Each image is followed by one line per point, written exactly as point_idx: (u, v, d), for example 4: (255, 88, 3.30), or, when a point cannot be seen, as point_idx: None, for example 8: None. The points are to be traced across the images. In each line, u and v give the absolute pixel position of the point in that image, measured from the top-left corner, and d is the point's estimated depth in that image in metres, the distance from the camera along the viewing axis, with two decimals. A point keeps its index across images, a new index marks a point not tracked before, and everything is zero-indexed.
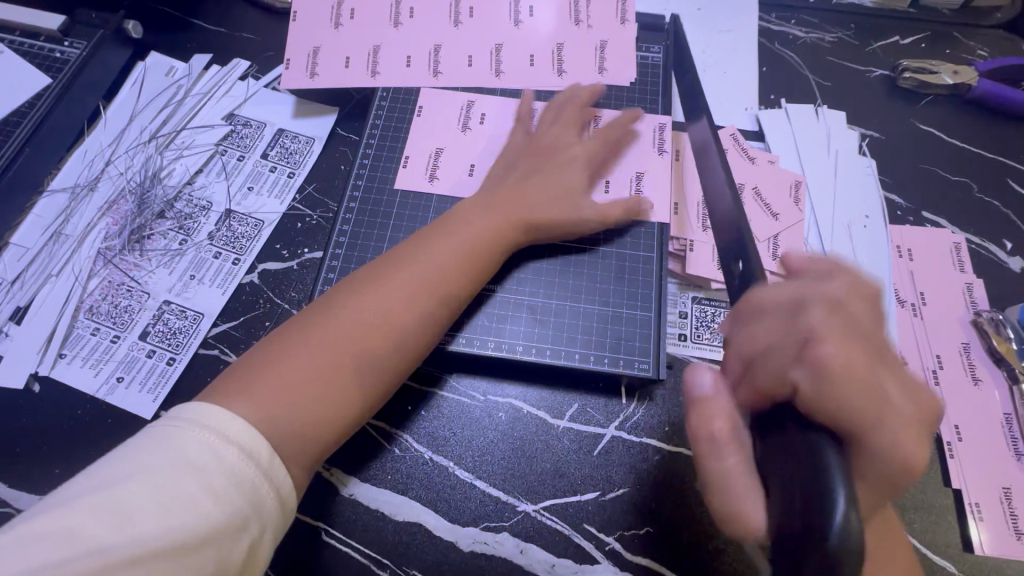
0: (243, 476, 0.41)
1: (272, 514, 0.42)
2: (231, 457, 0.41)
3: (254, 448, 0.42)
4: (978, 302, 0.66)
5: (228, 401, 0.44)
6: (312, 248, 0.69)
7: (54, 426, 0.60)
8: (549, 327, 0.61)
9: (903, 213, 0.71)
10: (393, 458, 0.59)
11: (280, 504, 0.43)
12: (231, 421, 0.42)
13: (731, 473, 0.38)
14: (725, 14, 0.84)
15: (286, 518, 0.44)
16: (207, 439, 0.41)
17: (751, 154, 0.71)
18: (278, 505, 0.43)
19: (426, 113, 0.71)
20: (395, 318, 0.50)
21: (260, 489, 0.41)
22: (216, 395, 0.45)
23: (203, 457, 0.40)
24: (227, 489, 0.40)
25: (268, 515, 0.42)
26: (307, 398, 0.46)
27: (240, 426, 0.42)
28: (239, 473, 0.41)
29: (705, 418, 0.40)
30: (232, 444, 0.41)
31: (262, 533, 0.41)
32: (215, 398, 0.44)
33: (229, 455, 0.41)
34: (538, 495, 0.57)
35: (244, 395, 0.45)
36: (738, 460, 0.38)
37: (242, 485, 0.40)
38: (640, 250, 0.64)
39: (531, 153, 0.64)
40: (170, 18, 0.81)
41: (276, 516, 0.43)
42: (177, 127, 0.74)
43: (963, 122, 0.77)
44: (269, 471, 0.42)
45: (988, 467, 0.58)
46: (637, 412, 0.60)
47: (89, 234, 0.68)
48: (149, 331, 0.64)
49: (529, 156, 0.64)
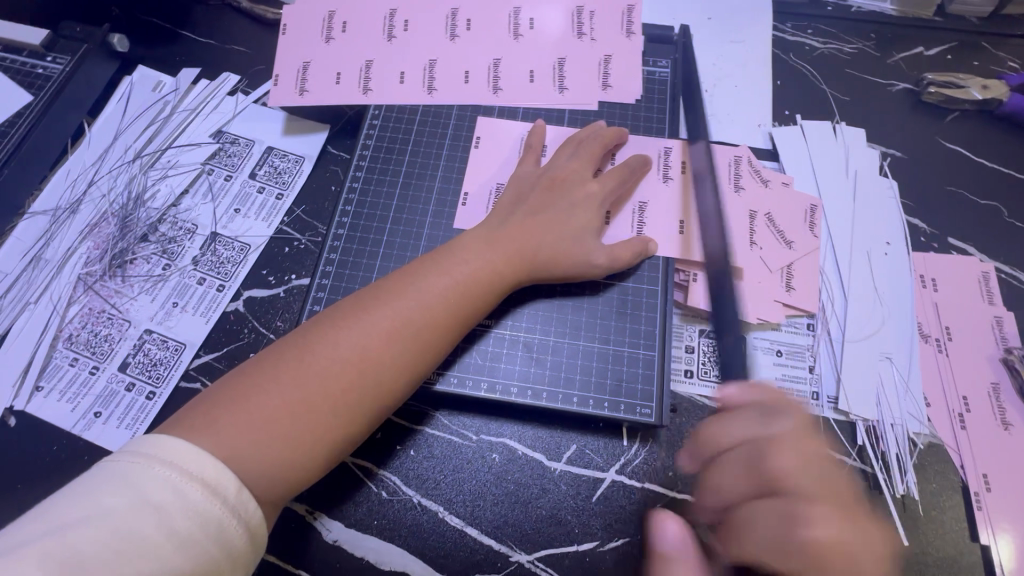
0: (208, 515, 0.38)
1: (242, 553, 0.40)
2: (194, 496, 0.38)
3: (220, 485, 0.39)
4: (1009, 337, 0.61)
5: (192, 438, 0.41)
6: (300, 274, 0.65)
7: (28, 464, 0.57)
8: (546, 365, 0.57)
9: (927, 240, 0.66)
10: (380, 501, 0.56)
11: (251, 540, 0.40)
12: (195, 455, 0.39)
13: None
14: (737, 24, 0.79)
15: (253, 554, 0.41)
16: (167, 476, 0.38)
17: (765, 177, 0.67)
18: (248, 540, 0.40)
19: (486, 144, 0.67)
20: (375, 356, 0.47)
21: (226, 527, 0.38)
22: (183, 428, 0.42)
23: (163, 496, 0.37)
24: (190, 530, 0.37)
25: (237, 553, 0.39)
26: (275, 440, 0.43)
27: (202, 463, 0.39)
28: (203, 511, 0.38)
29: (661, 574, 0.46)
30: (195, 481, 0.38)
31: (231, 570, 0.39)
32: (182, 433, 0.41)
33: (191, 492, 0.38)
34: (532, 543, 0.54)
35: (211, 431, 0.42)
36: None
37: (206, 524, 0.38)
38: (644, 283, 0.60)
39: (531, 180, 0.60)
40: (158, 30, 0.79)
41: (245, 553, 0.40)
42: (162, 145, 0.72)
43: (993, 139, 0.72)
44: (237, 506, 0.39)
45: (1019, 520, 0.54)
46: (639, 455, 0.57)
47: (69, 259, 0.66)
48: (129, 362, 0.61)
49: (544, 190, 0.59)
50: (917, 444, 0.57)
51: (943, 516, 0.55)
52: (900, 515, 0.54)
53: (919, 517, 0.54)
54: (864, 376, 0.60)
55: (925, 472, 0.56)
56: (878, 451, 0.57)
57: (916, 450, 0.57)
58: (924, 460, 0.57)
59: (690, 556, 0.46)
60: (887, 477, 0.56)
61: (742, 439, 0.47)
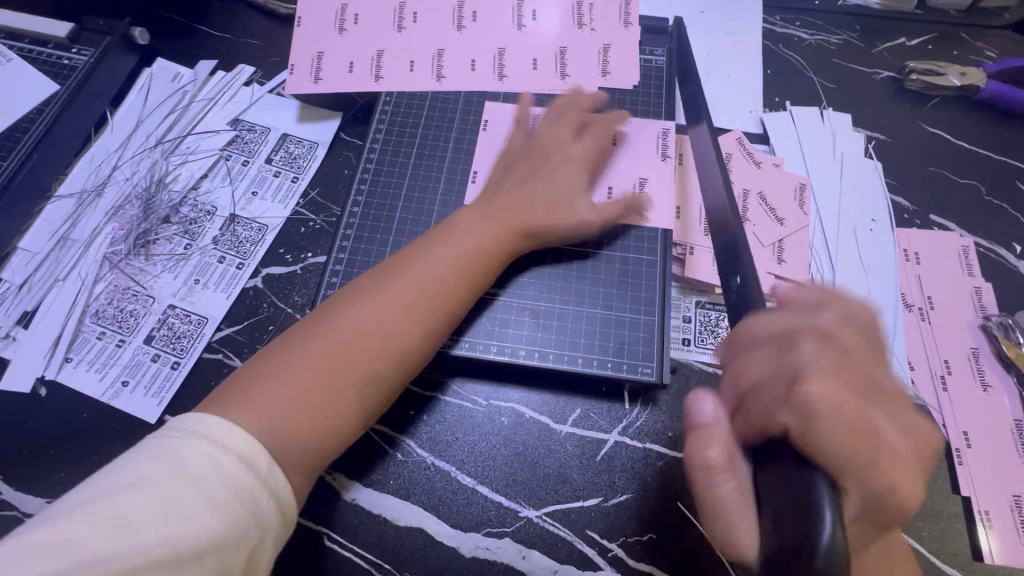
0: (243, 485, 0.41)
1: (272, 524, 0.42)
2: (230, 467, 0.41)
3: (253, 458, 0.42)
4: (987, 306, 0.65)
5: (226, 414, 0.44)
6: (315, 252, 0.69)
7: (60, 430, 0.60)
8: (552, 332, 0.61)
9: (910, 217, 0.70)
10: (396, 462, 0.59)
11: (281, 514, 0.43)
12: (231, 430, 0.42)
13: (727, 499, 0.40)
14: (729, 16, 0.83)
15: (284, 530, 0.44)
16: (206, 449, 0.41)
17: (756, 159, 0.71)
18: (279, 515, 0.43)
19: (493, 128, 0.70)
20: (391, 326, 0.50)
21: (258, 498, 0.41)
22: (217, 405, 0.45)
23: (202, 466, 0.40)
24: (227, 499, 0.40)
25: (269, 526, 0.42)
26: (306, 411, 0.46)
27: (236, 437, 0.42)
28: (239, 483, 0.41)
29: (698, 447, 0.41)
30: (231, 454, 0.41)
31: (262, 539, 0.41)
32: (217, 409, 0.44)
33: (227, 464, 0.41)
34: (540, 500, 0.57)
35: (246, 406, 0.45)
36: (732, 486, 0.40)
37: (241, 494, 0.40)
38: (644, 255, 0.63)
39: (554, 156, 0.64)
40: (176, 24, 0.82)
41: (276, 527, 0.42)
42: (182, 132, 0.75)
43: (972, 123, 0.76)
44: (268, 480, 0.42)
45: (998, 474, 0.57)
46: (641, 417, 0.60)
47: (95, 238, 0.69)
48: (154, 335, 0.64)
49: (527, 160, 0.63)
50: None
51: (926, 471, 0.58)
52: None
53: None
54: None
55: None
56: None
57: None
58: None
59: (729, 435, 0.41)
60: None
61: (778, 329, 0.44)
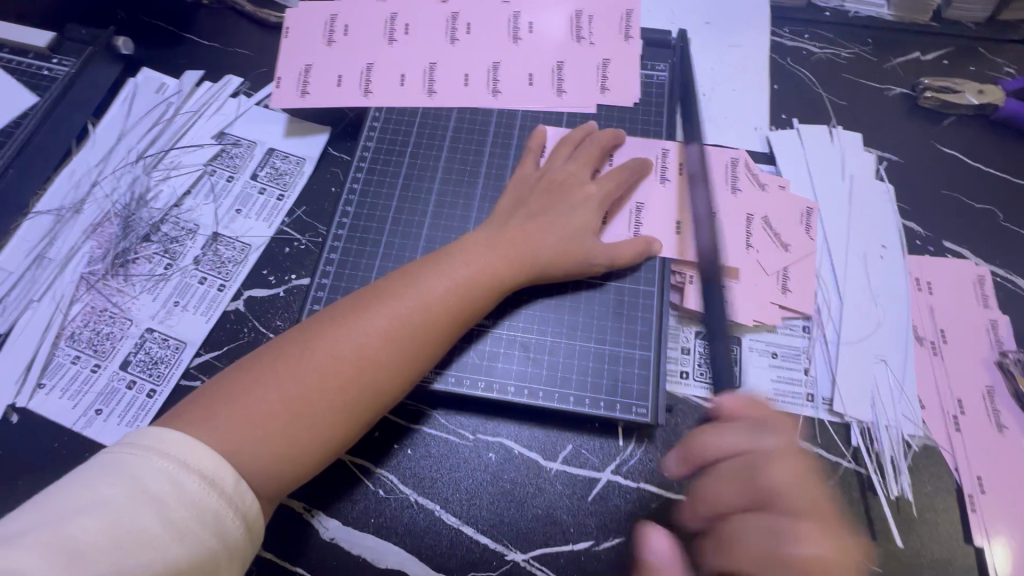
0: (206, 506, 0.38)
1: (238, 542, 0.40)
2: (192, 486, 0.38)
3: (218, 478, 0.40)
4: (1004, 340, 0.61)
5: (191, 432, 0.42)
6: (299, 274, 0.66)
7: (30, 460, 0.58)
8: (543, 366, 0.58)
9: (922, 243, 0.67)
10: (377, 499, 0.56)
11: (248, 533, 0.41)
12: (192, 446, 0.40)
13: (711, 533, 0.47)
14: (735, 28, 0.80)
15: (249, 548, 0.42)
16: (167, 467, 0.39)
17: (762, 181, 0.68)
18: (245, 533, 0.41)
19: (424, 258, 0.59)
20: (372, 354, 0.48)
21: (223, 518, 0.39)
22: (182, 423, 0.43)
23: (162, 487, 0.38)
24: (188, 520, 0.37)
25: (234, 546, 0.40)
26: (270, 437, 0.43)
27: (202, 456, 0.40)
28: (201, 502, 0.38)
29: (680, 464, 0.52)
30: (193, 473, 0.39)
31: (228, 559, 0.39)
32: (180, 427, 0.42)
33: (189, 483, 0.39)
34: (528, 543, 0.54)
35: (209, 425, 0.42)
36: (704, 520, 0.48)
37: (204, 515, 0.38)
38: (641, 283, 0.60)
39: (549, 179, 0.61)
40: (163, 33, 0.80)
41: (243, 546, 0.40)
42: (165, 146, 0.73)
43: (988, 143, 0.72)
44: (233, 498, 0.40)
45: (1013, 523, 0.54)
46: (634, 456, 0.57)
47: (73, 257, 0.67)
48: (130, 360, 0.62)
49: (543, 192, 0.60)
50: (911, 445, 0.57)
51: (937, 518, 0.55)
52: (894, 516, 0.55)
53: (913, 518, 0.55)
54: (859, 379, 0.60)
55: (919, 474, 0.56)
56: (873, 453, 0.57)
57: (911, 451, 0.57)
58: (918, 462, 0.57)
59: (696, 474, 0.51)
60: (882, 478, 0.56)
61: None
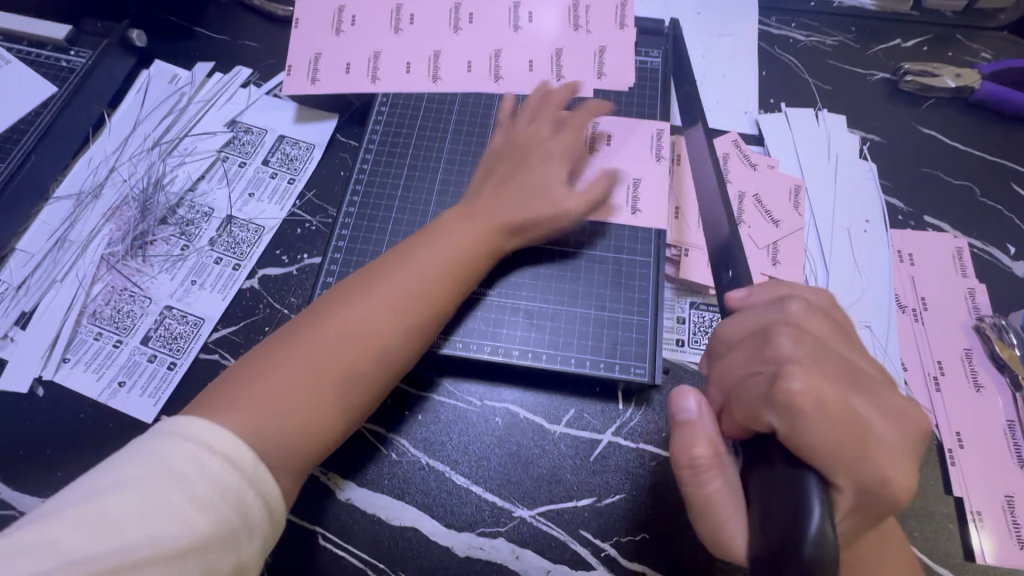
0: (228, 485, 0.41)
1: (259, 520, 0.42)
2: (214, 467, 0.41)
3: (239, 458, 0.42)
4: (981, 307, 0.65)
5: (216, 415, 0.44)
6: (311, 253, 0.69)
7: (58, 430, 0.60)
8: (546, 332, 0.61)
9: (904, 218, 0.70)
10: (391, 462, 0.59)
11: (268, 513, 0.43)
12: (214, 431, 0.42)
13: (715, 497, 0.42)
14: (725, 18, 0.83)
15: (273, 525, 0.44)
16: (190, 449, 0.41)
17: (752, 161, 0.71)
18: (266, 511, 0.43)
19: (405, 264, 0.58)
20: (375, 327, 0.51)
21: (245, 496, 0.41)
22: (209, 405, 0.46)
23: (186, 468, 0.40)
24: (212, 498, 0.40)
25: (256, 522, 0.42)
26: (291, 411, 0.47)
27: (222, 437, 0.42)
28: (223, 482, 0.41)
29: (685, 446, 0.43)
30: (215, 454, 0.41)
31: (251, 535, 0.42)
32: (207, 410, 0.45)
33: (212, 464, 0.41)
34: (534, 500, 0.57)
35: (232, 406, 0.45)
36: (718, 484, 0.42)
37: (226, 493, 0.40)
38: (638, 255, 0.64)
39: (548, 153, 0.63)
40: (175, 26, 0.83)
41: (265, 524, 0.43)
42: (180, 134, 0.75)
43: (966, 124, 0.76)
44: (254, 478, 0.42)
45: (989, 474, 0.57)
46: (634, 418, 0.60)
47: (93, 239, 0.69)
48: (151, 336, 0.65)
49: (514, 161, 0.63)
50: None
51: (919, 471, 0.58)
52: None
53: None
54: None
55: None
56: None
57: None
58: None
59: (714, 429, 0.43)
60: None
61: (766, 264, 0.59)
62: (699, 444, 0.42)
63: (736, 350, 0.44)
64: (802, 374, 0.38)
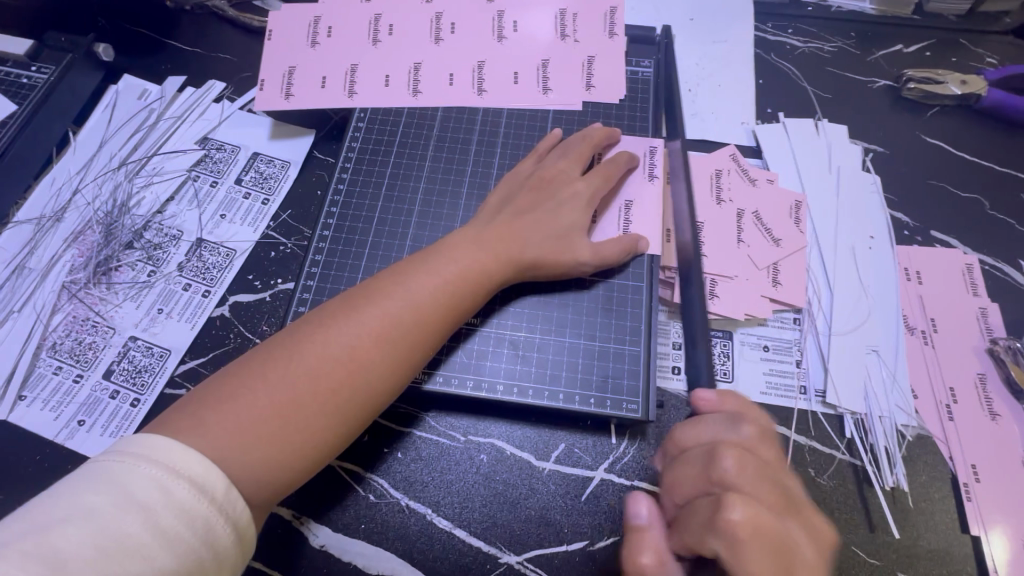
0: (195, 512, 0.37)
1: (228, 552, 0.39)
2: (180, 492, 0.37)
3: (208, 482, 0.38)
4: (994, 328, 0.61)
5: (181, 438, 0.40)
6: (285, 278, 0.65)
7: (9, 474, 0.56)
8: (532, 363, 0.57)
9: (910, 233, 0.67)
10: (367, 504, 0.55)
11: (239, 544, 0.40)
12: (182, 453, 0.39)
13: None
14: (719, 25, 0.80)
15: (240, 561, 0.40)
16: (154, 474, 0.37)
17: (752, 176, 0.68)
18: (236, 543, 0.39)
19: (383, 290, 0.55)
20: (363, 355, 0.47)
21: (213, 526, 0.38)
22: (171, 427, 0.41)
23: (150, 493, 0.36)
24: (177, 527, 0.36)
25: (224, 555, 0.38)
26: (261, 443, 0.42)
27: (190, 459, 0.39)
28: (190, 508, 0.37)
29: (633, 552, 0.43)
30: (181, 478, 0.38)
31: (218, 570, 0.38)
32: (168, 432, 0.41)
33: (178, 490, 0.37)
34: (521, 544, 0.54)
35: (197, 432, 0.41)
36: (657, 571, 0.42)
37: (193, 521, 0.37)
38: (629, 280, 0.60)
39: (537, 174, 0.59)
40: (145, 40, 0.79)
41: (233, 556, 0.39)
42: (148, 152, 0.72)
43: (973, 133, 0.73)
44: (224, 504, 0.39)
45: (1008, 511, 0.54)
46: (628, 453, 0.56)
47: (54, 266, 0.66)
48: (113, 369, 0.61)
49: (531, 189, 0.60)
50: (905, 436, 0.57)
51: (933, 507, 0.54)
52: (890, 507, 0.54)
53: (910, 508, 0.54)
54: (852, 370, 0.60)
55: (914, 464, 0.56)
56: (867, 444, 0.56)
57: (905, 442, 0.57)
58: (913, 452, 0.56)
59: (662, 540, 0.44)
60: (877, 469, 0.55)
61: None
62: (647, 550, 0.43)
63: (671, 472, 0.47)
64: (741, 503, 0.39)
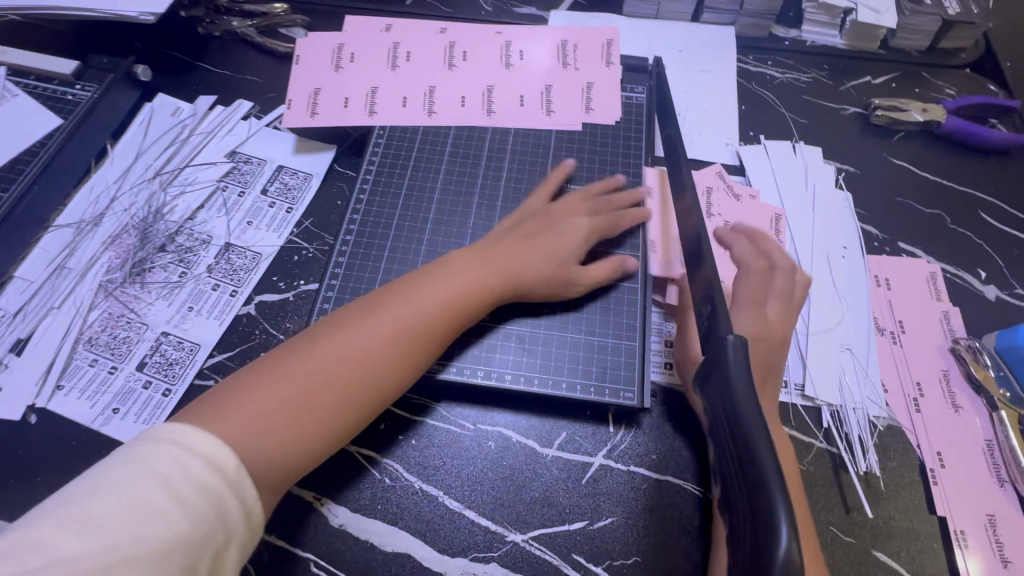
0: (210, 486, 0.41)
1: (238, 526, 0.42)
2: (196, 468, 0.41)
3: (221, 461, 0.43)
4: (955, 330, 0.68)
5: (204, 423, 0.45)
6: (308, 279, 0.71)
7: (47, 458, 0.60)
8: (537, 356, 0.63)
9: (880, 244, 0.74)
10: (383, 487, 0.59)
11: (247, 520, 0.43)
12: (198, 435, 0.43)
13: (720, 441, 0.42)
14: (705, 56, 0.88)
15: (250, 535, 0.44)
16: (173, 452, 0.42)
17: (736, 192, 0.75)
18: (245, 517, 0.43)
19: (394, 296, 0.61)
20: (375, 355, 0.52)
21: (225, 500, 0.42)
22: (194, 416, 0.46)
23: (169, 468, 0.41)
24: (194, 497, 0.40)
25: (234, 528, 0.42)
26: (281, 429, 0.47)
27: (205, 441, 0.43)
28: (205, 482, 0.41)
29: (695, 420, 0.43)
30: (197, 456, 0.42)
31: (229, 540, 0.41)
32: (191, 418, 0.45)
33: (194, 466, 0.41)
34: (526, 524, 0.58)
35: (223, 416, 0.46)
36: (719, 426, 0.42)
37: (208, 494, 0.41)
38: (626, 283, 0.66)
39: None
40: (179, 62, 0.86)
41: (242, 531, 0.43)
42: (180, 164, 0.77)
43: (934, 156, 0.80)
44: (235, 482, 0.43)
45: (971, 494, 0.59)
46: (624, 440, 0.61)
47: (92, 267, 0.70)
48: (146, 362, 0.65)
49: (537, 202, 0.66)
50: (877, 426, 0.62)
51: (904, 491, 0.59)
52: (864, 490, 0.59)
53: (882, 491, 0.59)
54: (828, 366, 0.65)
55: (886, 452, 0.61)
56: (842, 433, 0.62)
57: (877, 431, 0.62)
58: (884, 441, 0.62)
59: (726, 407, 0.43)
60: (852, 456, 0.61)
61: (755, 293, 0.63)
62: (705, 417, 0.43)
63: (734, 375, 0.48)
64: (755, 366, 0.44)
